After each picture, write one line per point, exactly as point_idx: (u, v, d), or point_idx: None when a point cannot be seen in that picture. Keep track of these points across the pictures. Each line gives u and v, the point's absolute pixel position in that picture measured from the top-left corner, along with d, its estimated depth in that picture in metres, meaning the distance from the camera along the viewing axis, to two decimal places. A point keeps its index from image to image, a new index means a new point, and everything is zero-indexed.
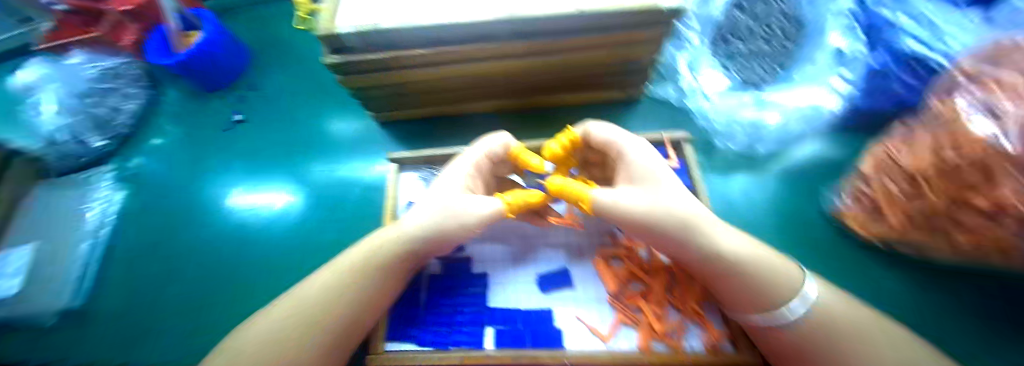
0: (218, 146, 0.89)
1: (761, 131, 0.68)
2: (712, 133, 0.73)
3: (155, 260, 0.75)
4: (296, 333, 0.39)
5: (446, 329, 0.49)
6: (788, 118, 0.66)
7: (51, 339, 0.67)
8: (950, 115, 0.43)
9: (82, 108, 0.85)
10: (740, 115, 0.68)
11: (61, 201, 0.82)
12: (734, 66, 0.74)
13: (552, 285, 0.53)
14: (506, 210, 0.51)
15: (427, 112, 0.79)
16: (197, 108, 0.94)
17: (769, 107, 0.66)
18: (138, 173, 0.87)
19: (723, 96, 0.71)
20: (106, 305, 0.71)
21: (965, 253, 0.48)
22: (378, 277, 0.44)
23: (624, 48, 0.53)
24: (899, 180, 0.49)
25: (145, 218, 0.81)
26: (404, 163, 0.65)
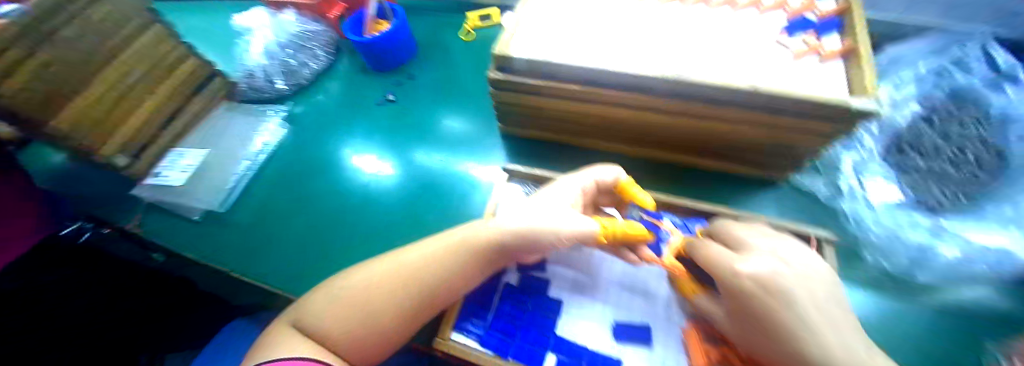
0: (363, 114, 1.05)
1: (930, 257, 0.57)
2: (864, 244, 0.63)
3: (292, 190, 0.92)
4: (395, 288, 0.46)
5: (510, 339, 0.54)
6: (979, 256, 0.54)
7: (212, 228, 0.88)
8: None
9: (283, 57, 1.08)
10: (907, 236, 0.59)
11: (242, 124, 1.04)
12: (907, 181, 0.65)
13: (625, 336, 0.55)
14: (603, 236, 0.50)
15: (548, 136, 0.84)
16: (359, 78, 1.13)
17: (950, 237, 0.56)
18: (301, 117, 1.07)
19: (889, 209, 0.62)
20: (243, 220, 0.88)
21: None
22: (471, 256, 0.50)
23: (792, 131, 0.51)
24: None
25: (295, 154, 1.00)
26: (515, 176, 0.70)
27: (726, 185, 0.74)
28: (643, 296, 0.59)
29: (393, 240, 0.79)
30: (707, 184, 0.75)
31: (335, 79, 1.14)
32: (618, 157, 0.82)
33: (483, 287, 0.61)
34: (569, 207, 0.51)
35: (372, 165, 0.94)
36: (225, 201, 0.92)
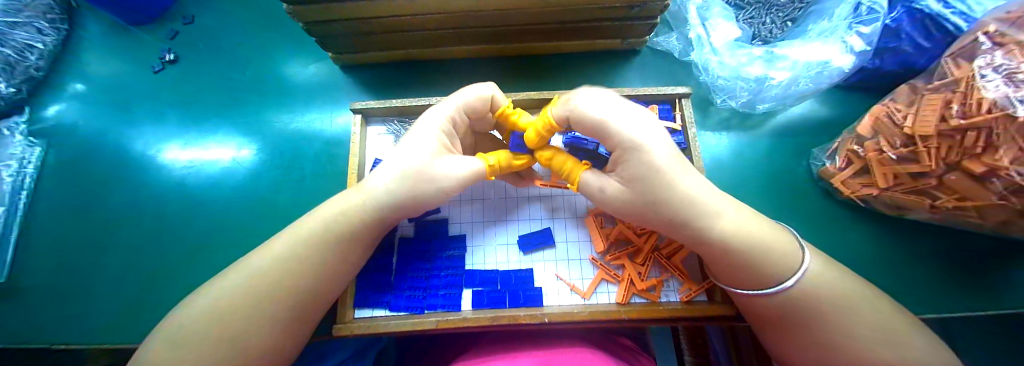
0: (148, 92, 0.78)
1: (764, 88, 0.61)
2: (713, 89, 0.67)
3: (97, 220, 0.72)
4: (230, 309, 0.34)
5: (421, 294, 0.45)
6: (797, 76, 0.58)
7: (8, 304, 0.67)
8: (966, 78, 0.38)
9: None
10: (746, 71, 0.60)
11: None
12: (744, 20, 0.69)
13: (533, 245, 0.48)
14: (489, 173, 0.44)
15: (400, 56, 0.70)
16: (124, 44, 0.80)
17: (780, 61, 0.58)
18: (58, 126, 0.77)
19: (730, 49, 0.60)
20: (50, 276, 0.69)
21: (940, 212, 0.49)
22: (326, 237, 0.39)
23: None
24: (894, 141, 0.46)
25: (78, 172, 0.75)
26: (371, 114, 0.54)
27: (597, 65, 0.72)
28: (553, 201, 0.51)
29: (254, 232, 0.68)
30: (583, 66, 0.72)
31: (93, 55, 0.81)
32: (487, 63, 0.73)
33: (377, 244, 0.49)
34: (439, 150, 0.42)
35: (190, 155, 0.74)
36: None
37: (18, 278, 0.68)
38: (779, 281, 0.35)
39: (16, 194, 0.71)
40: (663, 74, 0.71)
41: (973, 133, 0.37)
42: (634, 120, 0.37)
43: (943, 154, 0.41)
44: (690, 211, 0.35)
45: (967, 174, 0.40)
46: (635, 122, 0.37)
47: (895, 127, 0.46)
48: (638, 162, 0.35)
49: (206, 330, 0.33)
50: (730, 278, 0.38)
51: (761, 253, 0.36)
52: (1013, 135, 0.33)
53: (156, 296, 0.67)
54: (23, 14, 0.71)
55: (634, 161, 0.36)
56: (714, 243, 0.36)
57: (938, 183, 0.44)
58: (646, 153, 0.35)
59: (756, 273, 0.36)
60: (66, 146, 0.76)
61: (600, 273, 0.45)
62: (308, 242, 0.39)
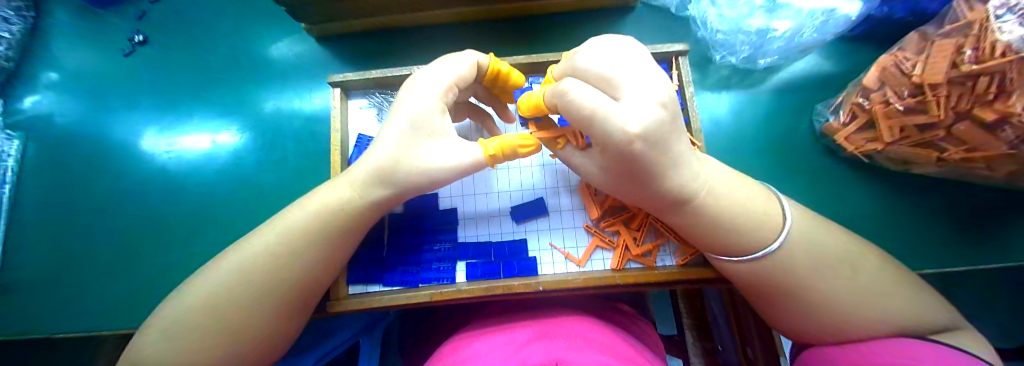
0: (124, 79, 0.75)
1: (766, 41, 0.58)
2: (713, 45, 0.65)
3: (84, 212, 0.70)
4: (219, 291, 0.34)
5: (414, 269, 0.45)
6: (801, 24, 0.55)
7: (9, 298, 0.67)
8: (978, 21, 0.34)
9: None
10: (748, 23, 0.57)
11: None
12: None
13: (526, 215, 0.47)
14: (489, 162, 0.38)
15: (382, 22, 0.67)
16: (91, 30, 0.77)
17: (782, 11, 0.54)
18: (35, 117, 0.75)
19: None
20: (43, 269, 0.68)
21: (948, 165, 0.47)
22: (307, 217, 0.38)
23: None
24: (901, 92, 0.44)
25: (62, 165, 0.73)
26: (351, 88, 0.52)
27: (589, 30, 0.68)
28: (545, 169, 0.49)
29: (246, 218, 0.67)
30: (575, 31, 0.68)
31: (61, 43, 0.77)
32: (474, 32, 0.69)
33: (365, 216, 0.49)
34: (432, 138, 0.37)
35: (173, 142, 0.71)
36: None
37: (14, 272, 0.68)
38: (763, 246, 0.34)
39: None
40: (658, 32, 0.67)
41: (983, 78, 0.34)
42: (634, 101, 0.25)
43: (954, 102, 0.39)
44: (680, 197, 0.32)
45: (977, 123, 0.38)
46: (635, 108, 0.24)
47: (903, 76, 0.43)
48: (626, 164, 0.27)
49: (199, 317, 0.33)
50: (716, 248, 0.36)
51: (746, 219, 0.34)
52: None
53: (156, 284, 0.67)
54: None
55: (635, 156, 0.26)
56: (697, 218, 0.34)
57: (947, 134, 0.42)
58: (638, 159, 0.26)
59: (744, 240, 0.34)
60: (47, 139, 0.74)
61: (595, 239, 0.44)
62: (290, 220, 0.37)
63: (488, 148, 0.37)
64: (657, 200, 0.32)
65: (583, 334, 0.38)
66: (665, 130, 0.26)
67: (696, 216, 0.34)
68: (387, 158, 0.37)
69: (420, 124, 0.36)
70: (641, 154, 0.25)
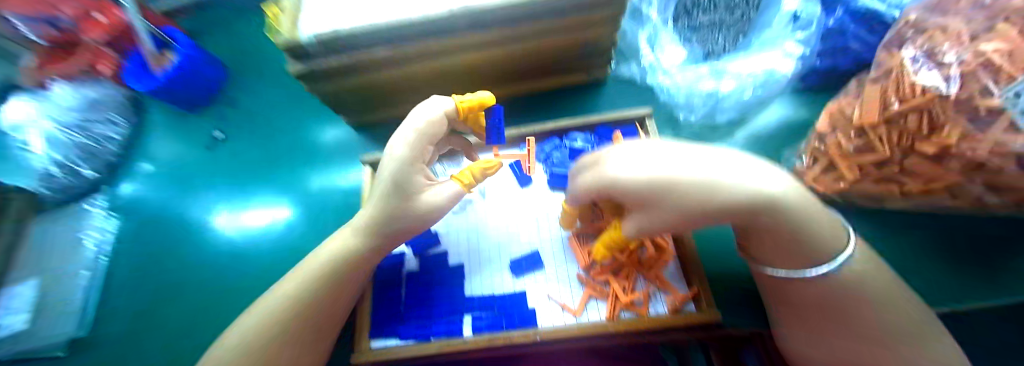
0: (202, 166, 0.93)
1: (719, 100, 0.66)
2: (675, 106, 0.69)
3: (160, 280, 0.83)
4: (274, 346, 0.41)
5: (426, 322, 0.50)
6: (745, 86, 0.64)
7: (88, 354, 0.76)
8: (897, 69, 0.44)
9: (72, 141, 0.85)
10: (700, 87, 0.66)
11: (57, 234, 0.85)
12: (697, 39, 0.71)
13: (523, 268, 0.52)
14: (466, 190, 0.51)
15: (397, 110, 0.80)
16: (181, 128, 0.97)
17: (725, 77, 0.65)
18: (130, 200, 0.92)
19: (681, 70, 0.68)
20: (114, 331, 0.78)
21: (911, 200, 0.49)
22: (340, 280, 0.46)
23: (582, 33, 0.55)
24: (849, 134, 0.50)
25: (145, 238, 0.87)
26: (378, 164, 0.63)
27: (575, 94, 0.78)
28: (538, 225, 0.56)
29: None
30: None
31: (157, 140, 0.98)
32: None
33: (383, 280, 0.55)
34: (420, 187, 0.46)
35: (236, 216, 0.85)
36: (83, 320, 0.78)
37: (99, 329, 0.78)
38: (830, 257, 0.35)
39: (98, 258, 0.84)
40: (632, 96, 0.72)
41: (914, 115, 0.40)
42: (636, 157, 0.37)
43: (896, 139, 0.43)
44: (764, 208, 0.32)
45: (922, 157, 0.41)
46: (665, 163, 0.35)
47: (848, 120, 0.50)
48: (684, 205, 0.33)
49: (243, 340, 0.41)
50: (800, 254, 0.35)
51: (819, 227, 0.34)
52: (953, 113, 0.36)
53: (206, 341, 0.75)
54: (99, 111, 0.90)
55: (670, 199, 0.34)
56: (785, 224, 0.33)
57: (901, 170, 0.45)
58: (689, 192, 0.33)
59: (816, 244, 0.35)
60: (139, 218, 0.90)
61: (588, 290, 0.48)
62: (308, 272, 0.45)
63: (461, 180, 0.51)
64: (743, 215, 0.33)
65: None
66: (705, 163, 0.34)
67: (776, 226, 0.34)
68: (381, 206, 0.45)
69: (403, 177, 0.44)
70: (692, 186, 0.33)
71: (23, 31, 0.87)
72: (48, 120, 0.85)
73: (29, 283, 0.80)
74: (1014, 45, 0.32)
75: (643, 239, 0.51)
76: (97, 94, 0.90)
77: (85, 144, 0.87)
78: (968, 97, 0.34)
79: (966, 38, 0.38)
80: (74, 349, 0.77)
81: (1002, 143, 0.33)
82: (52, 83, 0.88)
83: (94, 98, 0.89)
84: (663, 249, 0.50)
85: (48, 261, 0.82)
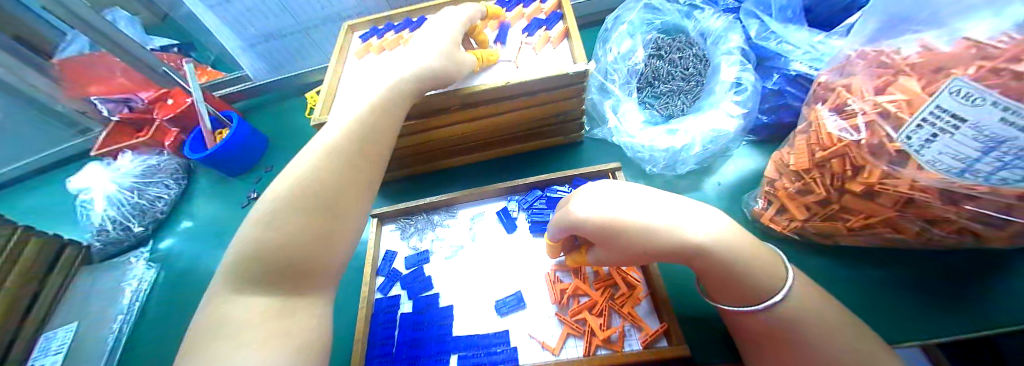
0: (234, 222, 1.05)
1: (677, 154, 0.70)
2: (640, 161, 0.76)
3: (182, 326, 0.88)
4: None
5: (416, 361, 0.53)
6: (699, 144, 0.67)
7: None
8: (815, 120, 0.53)
9: (129, 200, 0.99)
10: (658, 144, 0.70)
11: (103, 283, 0.95)
12: (657, 105, 0.81)
13: (507, 307, 0.56)
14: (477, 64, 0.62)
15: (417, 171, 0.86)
16: (222, 189, 1.13)
17: (678, 134, 0.68)
18: (168, 252, 1.03)
19: (642, 130, 0.71)
20: None
21: (859, 234, 0.53)
22: None
23: (553, 105, 0.68)
24: (790, 178, 0.57)
25: (177, 285, 0.95)
26: (385, 216, 0.73)
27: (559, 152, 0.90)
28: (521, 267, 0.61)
29: None
30: None
31: (200, 199, 1.13)
32: None
33: (381, 321, 0.60)
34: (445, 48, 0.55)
35: None
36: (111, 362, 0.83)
37: None
38: (771, 295, 0.37)
39: (133, 303, 0.91)
40: (609, 151, 0.82)
41: (836, 160, 0.48)
42: (592, 198, 0.45)
43: (829, 180, 0.50)
44: (686, 247, 0.38)
45: (854, 194, 0.48)
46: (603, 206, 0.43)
47: (787, 167, 0.57)
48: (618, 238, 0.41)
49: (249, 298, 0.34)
50: (739, 292, 0.38)
51: (748, 267, 0.37)
52: (865, 155, 0.43)
53: None
54: (154, 175, 1.06)
55: (609, 233, 0.42)
56: (712, 264, 0.38)
57: (840, 207, 0.51)
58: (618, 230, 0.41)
59: (753, 285, 0.37)
60: (172, 267, 0.99)
61: (566, 327, 0.52)
62: (277, 194, 0.39)
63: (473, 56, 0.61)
64: (667, 254, 0.39)
65: None
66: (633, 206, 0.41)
67: (712, 265, 0.38)
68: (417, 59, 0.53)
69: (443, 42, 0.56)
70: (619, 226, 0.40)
71: (107, 111, 1.08)
72: (110, 182, 0.98)
73: (68, 326, 0.86)
74: (910, 95, 0.38)
75: (615, 277, 0.55)
76: (156, 162, 1.07)
77: (138, 203, 1.00)
78: (881, 142, 0.41)
79: (868, 92, 0.45)
80: None
81: (917, 180, 0.39)
82: (120, 154, 1.05)
83: (152, 164, 1.06)
84: (634, 286, 0.54)
85: (90, 308, 0.90)
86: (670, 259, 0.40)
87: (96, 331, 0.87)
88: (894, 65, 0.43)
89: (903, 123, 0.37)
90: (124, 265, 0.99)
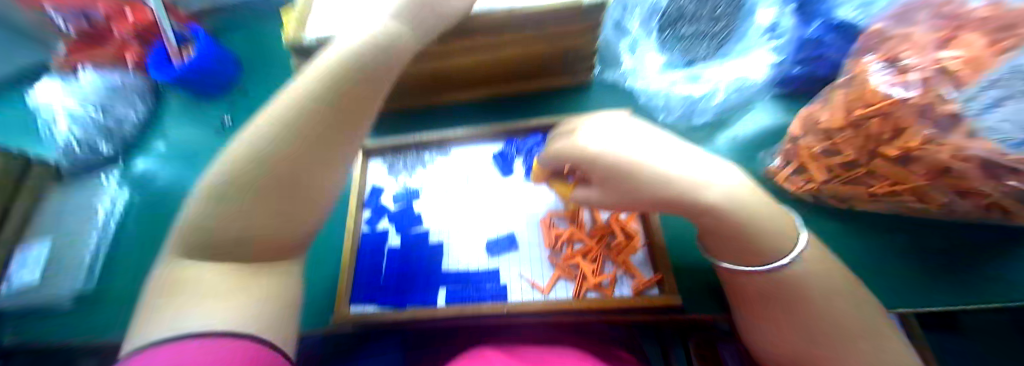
0: (212, 146, 0.98)
1: (695, 103, 0.71)
2: (654, 110, 0.73)
3: (161, 251, 0.85)
4: None
5: (404, 293, 0.53)
6: (716, 90, 0.69)
7: (71, 318, 0.76)
8: (861, 73, 0.47)
9: (94, 119, 0.92)
10: (676, 90, 0.71)
11: (78, 200, 0.90)
12: (679, 47, 0.72)
13: (499, 248, 0.55)
14: None
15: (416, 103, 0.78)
16: (197, 113, 1.03)
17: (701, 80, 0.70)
18: (141, 175, 0.95)
19: (662, 73, 0.72)
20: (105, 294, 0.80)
21: (881, 200, 0.51)
22: None
23: (569, 41, 0.61)
24: (816, 138, 0.53)
25: (151, 210, 0.91)
26: (371, 151, 0.67)
27: None
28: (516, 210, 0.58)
29: None
30: None
31: (173, 123, 1.02)
32: None
33: (368, 254, 0.58)
34: None
35: None
36: (89, 277, 0.81)
37: (97, 288, 0.80)
38: (775, 257, 0.34)
39: (105, 226, 0.87)
40: (620, 97, 0.75)
41: (876, 118, 0.44)
42: (597, 134, 0.41)
43: (861, 143, 0.47)
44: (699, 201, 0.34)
45: (886, 159, 0.45)
46: (614, 137, 0.40)
47: (815, 126, 0.53)
48: (622, 176, 0.37)
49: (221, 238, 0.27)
50: (742, 251, 0.35)
51: (758, 229, 0.34)
52: (912, 115, 0.39)
53: None
54: (121, 95, 0.97)
55: (605, 172, 0.38)
56: (725, 219, 0.34)
57: (868, 170, 0.49)
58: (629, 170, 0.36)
59: (764, 247, 0.34)
60: (147, 191, 0.93)
61: (558, 270, 0.51)
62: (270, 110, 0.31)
63: None
64: (682, 202, 0.35)
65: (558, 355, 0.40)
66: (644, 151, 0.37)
67: (717, 222, 0.35)
68: None
69: None
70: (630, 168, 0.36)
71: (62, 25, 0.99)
72: (74, 99, 0.92)
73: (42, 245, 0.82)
74: (976, 51, 0.33)
75: (612, 226, 0.54)
76: (121, 81, 0.97)
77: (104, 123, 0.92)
78: (933, 102, 0.37)
79: (927, 45, 0.40)
80: (79, 304, 0.78)
81: (964, 148, 0.36)
82: (81, 68, 0.97)
83: (118, 83, 0.96)
84: (630, 235, 0.53)
85: (61, 227, 0.85)
86: (677, 211, 0.36)
87: (67, 253, 0.82)
88: (960, 18, 0.37)
89: (967, 82, 0.33)
90: (95, 186, 0.92)
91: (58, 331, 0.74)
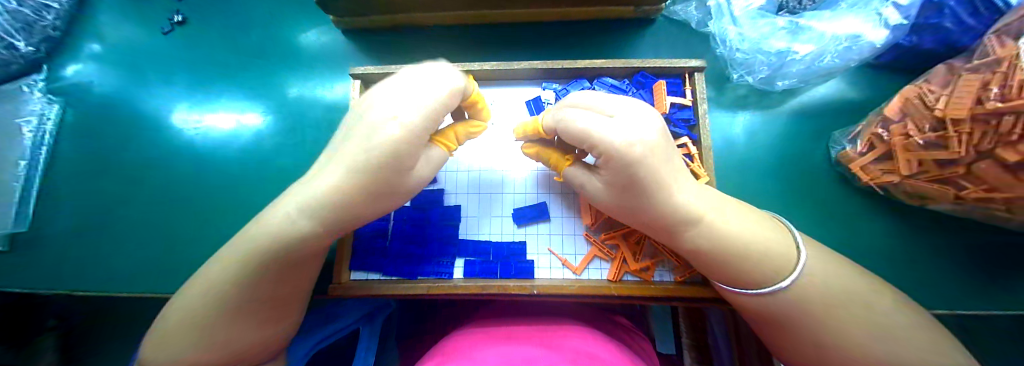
0: (160, 54, 0.79)
1: (786, 62, 0.60)
2: (731, 63, 0.66)
3: (114, 185, 0.75)
4: (223, 304, 0.33)
5: (417, 260, 0.46)
6: (821, 49, 0.56)
7: (33, 252, 0.71)
8: (1008, 58, 0.32)
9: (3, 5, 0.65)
10: (770, 44, 0.59)
11: None
12: None
13: (527, 218, 0.47)
14: None
15: (434, 18, 0.70)
16: (136, 6, 0.80)
17: (803, 35, 0.56)
18: (75, 85, 0.78)
19: (753, 19, 0.58)
20: (63, 229, 0.73)
21: (965, 203, 0.47)
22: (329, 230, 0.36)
23: None
24: (924, 125, 0.43)
25: (91, 133, 0.77)
26: (369, 80, 0.52)
27: (607, 38, 0.70)
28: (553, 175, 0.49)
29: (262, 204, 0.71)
30: (595, 37, 0.71)
31: (110, 19, 0.80)
32: (506, 28, 0.72)
33: None
34: None
35: (197, 116, 0.76)
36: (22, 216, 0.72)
37: (41, 227, 0.72)
38: (776, 280, 0.34)
39: (36, 150, 0.73)
40: (678, 48, 0.69)
41: (1011, 116, 0.32)
42: (625, 121, 0.32)
43: (976, 140, 0.37)
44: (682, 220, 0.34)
45: (998, 163, 0.36)
46: (627, 127, 0.32)
47: (926, 109, 0.42)
48: (628, 176, 0.32)
49: (178, 326, 0.33)
50: (734, 271, 0.35)
51: (749, 255, 0.34)
52: None
53: (184, 251, 0.71)
54: None
55: (631, 176, 0.31)
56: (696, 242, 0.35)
57: (967, 172, 0.41)
58: (634, 166, 0.31)
59: (755, 272, 0.34)
60: (85, 106, 0.78)
61: (594, 249, 0.45)
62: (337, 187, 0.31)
63: None
64: (662, 223, 0.35)
65: (583, 350, 0.36)
66: (658, 140, 0.32)
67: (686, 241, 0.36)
68: None
69: None
70: (636, 163, 0.31)
71: None
72: None
73: None
74: None
75: None
76: None
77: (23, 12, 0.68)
78: None
79: None
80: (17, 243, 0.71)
81: None
82: None
83: None
84: None
85: None
86: (654, 225, 0.36)
87: None
88: None
89: None
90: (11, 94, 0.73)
91: (24, 272, 0.71)
